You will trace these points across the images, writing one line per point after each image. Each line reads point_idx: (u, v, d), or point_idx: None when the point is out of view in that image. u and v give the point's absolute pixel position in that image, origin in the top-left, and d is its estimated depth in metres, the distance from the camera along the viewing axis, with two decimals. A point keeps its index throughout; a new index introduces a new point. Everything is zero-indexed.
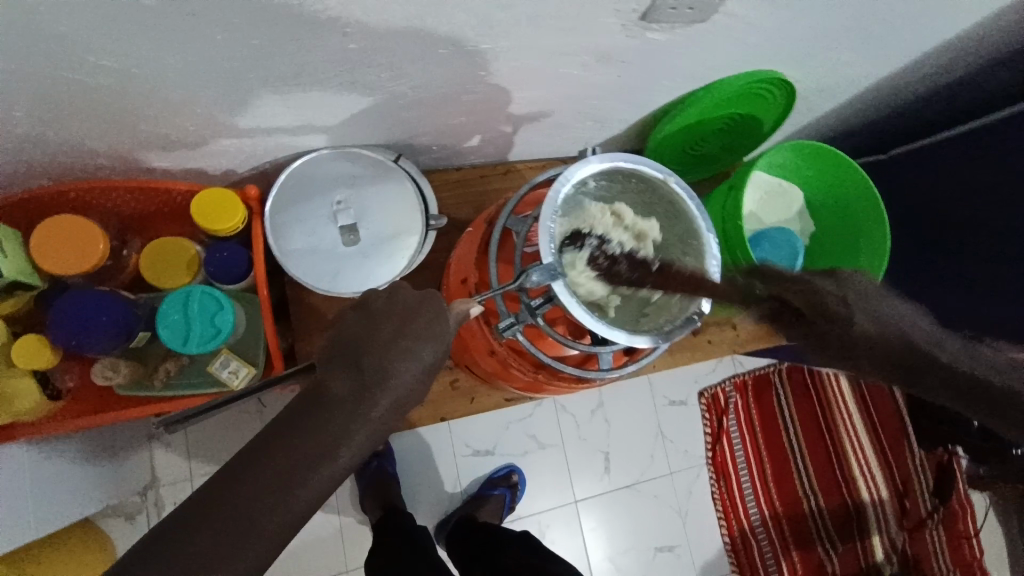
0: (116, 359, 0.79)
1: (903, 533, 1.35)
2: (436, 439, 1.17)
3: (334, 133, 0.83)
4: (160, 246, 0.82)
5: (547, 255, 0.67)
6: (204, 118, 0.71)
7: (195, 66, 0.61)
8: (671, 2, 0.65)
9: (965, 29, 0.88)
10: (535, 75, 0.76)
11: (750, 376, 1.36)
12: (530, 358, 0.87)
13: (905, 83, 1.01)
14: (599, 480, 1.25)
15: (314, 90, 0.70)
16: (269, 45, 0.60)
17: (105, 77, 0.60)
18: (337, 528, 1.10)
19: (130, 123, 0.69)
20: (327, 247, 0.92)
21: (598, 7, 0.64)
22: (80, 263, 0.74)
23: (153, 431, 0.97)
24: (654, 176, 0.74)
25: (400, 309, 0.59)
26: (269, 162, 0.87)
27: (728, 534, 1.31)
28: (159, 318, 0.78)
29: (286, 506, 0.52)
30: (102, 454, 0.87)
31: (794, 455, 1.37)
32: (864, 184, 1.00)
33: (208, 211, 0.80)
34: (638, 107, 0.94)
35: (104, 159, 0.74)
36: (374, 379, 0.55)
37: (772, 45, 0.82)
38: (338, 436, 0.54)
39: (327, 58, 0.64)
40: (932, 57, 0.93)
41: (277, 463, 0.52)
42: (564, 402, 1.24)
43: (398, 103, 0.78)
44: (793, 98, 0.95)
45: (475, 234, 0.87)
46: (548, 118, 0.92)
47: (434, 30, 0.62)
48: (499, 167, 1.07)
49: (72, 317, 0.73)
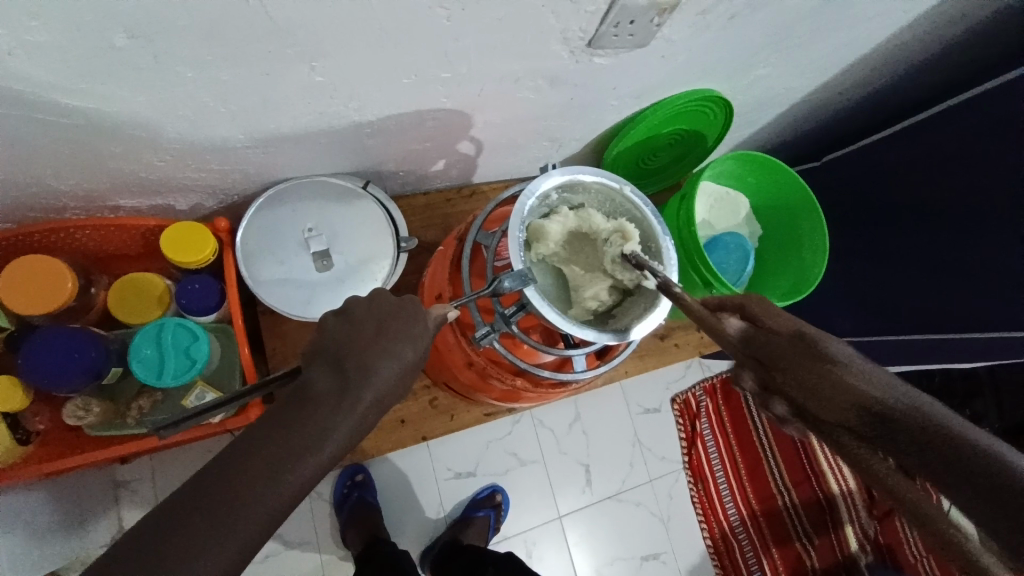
0: (87, 398, 0.80)
1: (874, 522, 1.37)
2: (416, 463, 1.17)
3: (302, 163, 0.84)
4: (128, 283, 0.83)
5: (518, 263, 0.68)
6: (171, 154, 0.71)
7: (163, 103, 0.62)
8: (612, 30, 0.68)
9: (896, 44, 0.94)
10: (492, 99, 0.79)
11: (718, 379, 1.40)
12: (509, 367, 0.83)
13: (841, 94, 1.07)
14: (582, 493, 1.27)
15: (280, 123, 0.72)
16: (235, 81, 0.61)
17: (74, 117, 0.60)
18: (319, 564, 1.09)
19: (98, 161, 0.69)
20: (299, 273, 0.92)
21: (546, 35, 0.67)
22: (46, 304, 0.75)
23: (119, 480, 0.97)
24: (613, 187, 0.76)
25: (378, 319, 0.57)
26: (238, 195, 0.88)
27: (710, 537, 1.33)
28: (132, 353, 0.77)
29: (265, 523, 0.49)
30: (70, 504, 0.86)
31: (765, 453, 1.40)
32: (800, 186, 1.04)
33: (178, 244, 0.81)
34: (593, 128, 0.97)
35: (71, 199, 0.75)
36: (356, 384, 0.53)
37: (714, 64, 0.86)
38: (315, 446, 0.51)
39: (294, 91, 0.66)
40: (867, 68, 0.99)
41: (249, 481, 0.49)
42: (541, 417, 1.26)
43: (365, 131, 0.80)
44: (732, 116, 1.00)
45: (445, 252, 0.87)
46: (509, 142, 0.94)
47: (397, 60, 0.64)
48: (464, 189, 1.09)
49: (43, 361, 0.74)
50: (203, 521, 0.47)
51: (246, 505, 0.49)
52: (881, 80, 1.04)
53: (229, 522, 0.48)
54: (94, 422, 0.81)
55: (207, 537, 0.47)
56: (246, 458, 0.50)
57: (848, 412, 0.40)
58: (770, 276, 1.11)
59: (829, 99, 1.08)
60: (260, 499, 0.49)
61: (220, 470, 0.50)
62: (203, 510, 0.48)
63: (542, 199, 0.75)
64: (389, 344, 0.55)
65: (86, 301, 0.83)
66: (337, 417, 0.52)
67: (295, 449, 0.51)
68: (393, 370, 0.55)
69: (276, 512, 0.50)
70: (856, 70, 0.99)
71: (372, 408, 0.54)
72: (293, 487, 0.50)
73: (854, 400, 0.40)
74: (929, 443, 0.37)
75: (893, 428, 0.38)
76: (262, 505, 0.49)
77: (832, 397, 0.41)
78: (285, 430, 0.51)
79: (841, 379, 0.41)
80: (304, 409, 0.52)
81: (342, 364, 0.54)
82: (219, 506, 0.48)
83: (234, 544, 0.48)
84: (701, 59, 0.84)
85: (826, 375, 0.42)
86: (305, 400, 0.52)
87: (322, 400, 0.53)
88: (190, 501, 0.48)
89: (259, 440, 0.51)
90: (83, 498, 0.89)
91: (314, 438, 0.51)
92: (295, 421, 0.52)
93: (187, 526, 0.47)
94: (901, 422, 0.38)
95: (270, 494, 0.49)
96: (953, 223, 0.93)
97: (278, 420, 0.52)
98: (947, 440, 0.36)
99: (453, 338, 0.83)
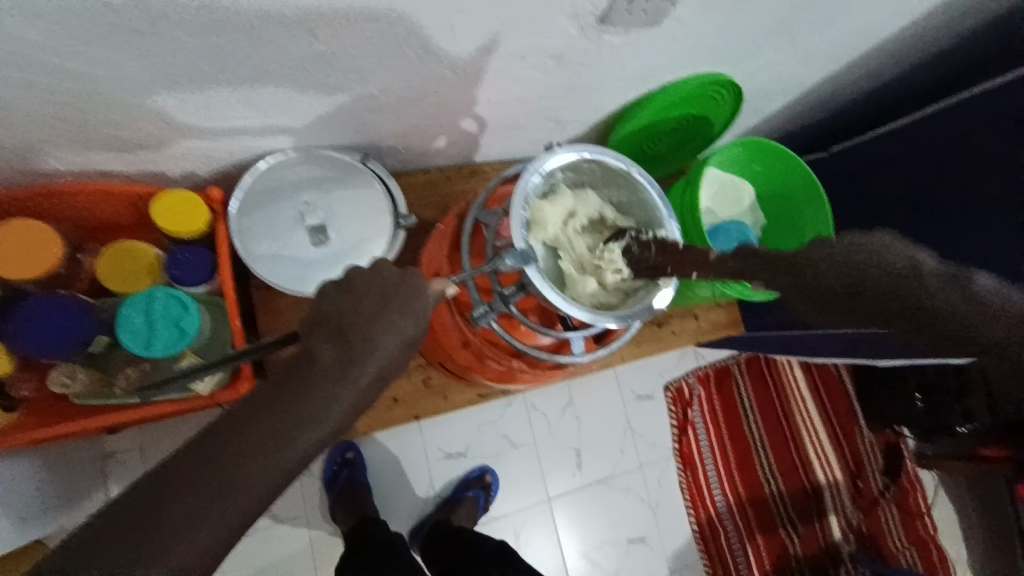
0: (74, 366, 0.79)
1: (858, 512, 1.41)
2: (409, 443, 1.17)
3: (299, 135, 0.82)
4: (118, 252, 0.81)
5: (519, 242, 0.67)
6: (165, 120, 0.69)
7: (157, 67, 0.59)
8: (625, 6, 0.66)
9: (910, 34, 0.92)
10: (497, 76, 0.76)
11: (711, 368, 1.41)
12: (504, 348, 0.83)
13: (851, 84, 1.05)
14: (572, 477, 1.27)
15: (278, 93, 0.69)
16: (231, 48, 0.59)
17: (64, 79, 0.57)
18: (309, 543, 1.09)
19: (86, 125, 0.66)
20: (295, 248, 0.91)
21: (557, 8, 0.64)
22: (34, 269, 0.73)
23: (108, 451, 0.96)
24: (619, 167, 0.74)
25: (378, 292, 0.55)
26: (232, 165, 0.86)
27: (697, 523, 1.34)
28: (121, 323, 0.76)
29: (257, 497, 0.49)
30: (58, 477, 0.85)
31: (755, 441, 1.41)
32: (805, 174, 1.03)
33: (169, 213, 0.79)
34: (598, 110, 0.95)
35: (60, 163, 0.72)
36: (351, 358, 0.52)
37: (724, 49, 0.84)
38: (314, 417, 0.51)
39: (294, 60, 0.63)
40: (880, 58, 0.97)
41: (245, 452, 0.49)
42: (535, 401, 1.26)
43: (365, 104, 0.77)
44: (741, 99, 0.97)
45: (444, 230, 0.86)
46: (512, 121, 0.92)
47: (402, 31, 0.62)
48: (464, 168, 1.07)
49: (29, 327, 0.73)
50: (195, 492, 0.47)
51: (241, 476, 0.48)
52: (891, 72, 1.02)
53: (210, 496, 0.47)
54: (82, 391, 0.79)
55: (199, 506, 0.47)
56: (238, 430, 0.50)
57: (845, 298, 0.44)
58: None
59: (838, 89, 1.06)
60: (248, 472, 0.49)
61: (218, 438, 0.49)
62: (192, 475, 0.47)
63: (547, 177, 0.74)
64: (387, 320, 0.54)
65: (74, 269, 0.81)
66: (335, 389, 0.51)
67: (287, 424, 0.50)
68: (395, 346, 0.54)
69: (269, 486, 0.49)
70: (868, 59, 0.97)
71: (373, 383, 0.53)
72: (287, 463, 0.50)
73: (855, 274, 0.43)
74: (919, 296, 0.40)
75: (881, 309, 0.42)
76: (255, 479, 0.49)
77: (842, 288, 0.44)
78: (282, 401, 0.51)
79: (851, 257, 0.44)
80: (303, 378, 0.51)
81: (338, 338, 0.53)
82: (213, 476, 0.48)
83: (226, 516, 0.48)
84: (712, 42, 0.81)
85: (842, 259, 0.44)
86: (301, 371, 0.52)
87: (321, 371, 0.52)
88: (183, 469, 0.48)
89: (255, 411, 0.50)
90: (70, 470, 0.88)
91: (311, 410, 0.51)
92: (292, 391, 0.51)
93: (179, 495, 0.47)
94: (893, 286, 0.41)
95: (265, 467, 0.49)
96: (955, 220, 0.93)
97: (276, 388, 0.51)
98: (932, 282, 0.40)
99: (450, 317, 0.82)
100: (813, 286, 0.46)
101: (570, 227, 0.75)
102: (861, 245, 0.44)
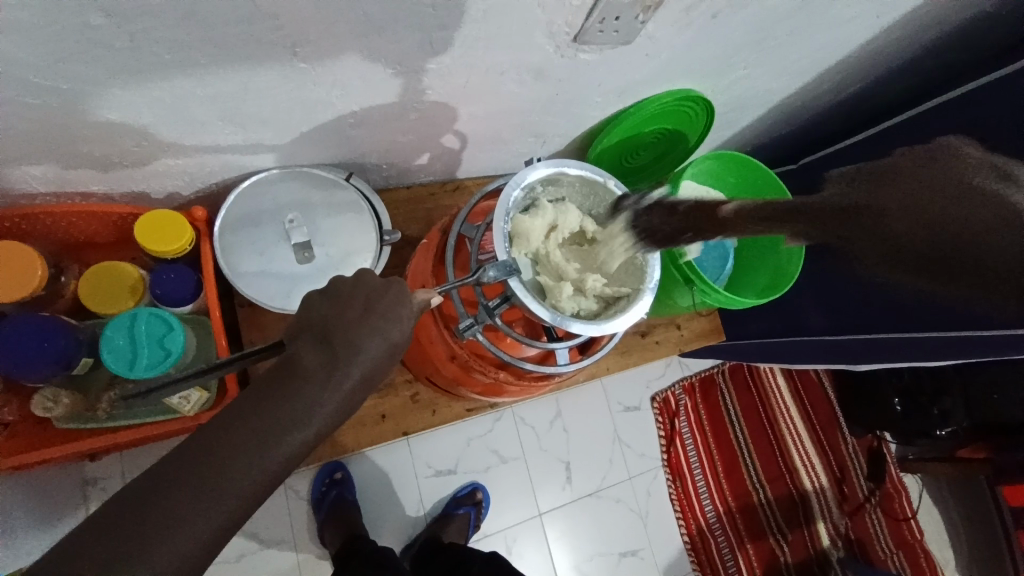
0: (57, 389, 0.78)
1: (845, 518, 1.43)
2: (397, 459, 1.16)
3: (283, 152, 0.83)
4: (100, 272, 0.81)
5: (502, 254, 0.68)
6: (148, 138, 0.70)
7: (141, 85, 0.60)
8: (598, 25, 0.69)
9: (870, 50, 0.96)
10: (478, 93, 0.79)
11: (696, 377, 1.43)
12: (491, 360, 0.83)
13: (818, 98, 1.09)
14: (562, 490, 1.27)
15: (262, 110, 0.71)
16: (216, 66, 0.60)
17: (45, 96, 0.58)
18: (296, 564, 1.08)
19: (69, 144, 0.66)
20: (280, 266, 0.91)
21: (532, 27, 0.67)
22: (15, 289, 0.73)
23: (88, 477, 0.94)
24: (598, 181, 0.76)
25: (362, 302, 0.56)
26: (216, 183, 0.86)
27: (687, 533, 1.35)
28: (102, 343, 0.75)
29: (240, 507, 0.49)
30: (37, 502, 0.82)
31: (742, 450, 1.43)
32: (776, 183, 1.06)
33: (153, 232, 0.79)
34: (577, 125, 0.98)
35: (41, 181, 0.72)
36: (339, 368, 0.53)
37: (695, 65, 0.88)
38: (300, 426, 0.51)
39: (276, 78, 0.65)
40: (845, 72, 1.02)
41: (231, 465, 0.49)
42: (523, 414, 1.26)
43: (348, 121, 0.79)
44: (713, 113, 1.01)
45: (429, 245, 0.87)
46: (494, 137, 0.94)
47: (384, 49, 0.64)
48: (447, 184, 1.09)
49: (10, 349, 0.72)
50: (182, 506, 0.47)
51: (226, 490, 0.48)
52: (854, 86, 1.07)
53: (195, 512, 0.47)
54: (63, 414, 0.78)
55: (186, 517, 0.47)
56: (219, 444, 0.49)
57: (922, 224, 0.77)
58: (749, 273, 1.12)
59: (806, 102, 1.10)
60: (234, 485, 0.48)
61: (202, 448, 0.49)
62: (175, 494, 0.47)
63: (528, 190, 0.76)
64: (372, 330, 0.54)
65: (56, 290, 0.81)
66: (322, 396, 0.52)
67: (271, 436, 0.50)
68: (378, 355, 0.54)
69: (251, 496, 0.49)
70: (833, 74, 1.01)
71: (357, 387, 0.54)
72: (270, 472, 0.50)
73: (973, 208, 0.75)
74: (959, 218, 0.76)
75: (923, 239, 0.78)
76: (240, 489, 0.49)
77: (917, 223, 0.77)
78: (268, 409, 0.51)
79: (936, 187, 0.79)
80: (290, 387, 0.52)
81: (322, 349, 0.53)
82: (197, 492, 0.47)
83: (212, 528, 0.48)
84: (683, 58, 0.85)
85: (941, 189, 0.78)
86: (285, 384, 0.52)
87: (308, 379, 0.52)
88: (168, 482, 0.48)
89: (238, 421, 0.50)
90: (51, 493, 0.86)
91: (298, 419, 0.51)
92: (279, 400, 0.51)
93: (166, 510, 0.47)
94: (954, 212, 0.76)
95: (251, 476, 0.49)
96: None
97: (262, 398, 0.51)
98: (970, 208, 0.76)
99: (436, 331, 0.83)
100: (889, 214, 0.79)
101: (550, 239, 0.76)
102: (954, 156, 0.86)
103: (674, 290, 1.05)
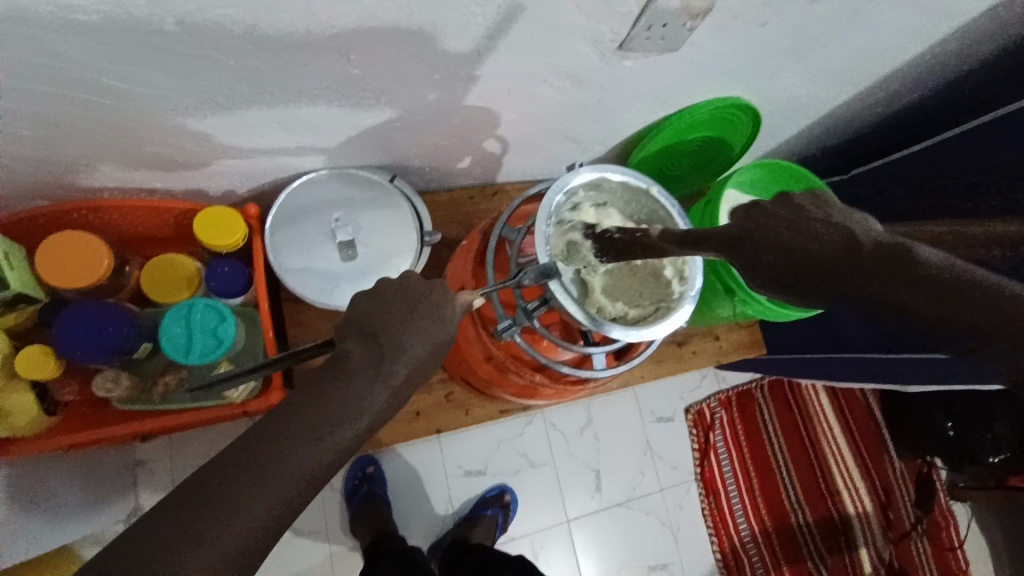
0: (117, 372, 0.83)
1: (890, 545, 1.37)
2: (428, 458, 1.18)
3: (331, 155, 0.86)
4: (161, 264, 0.86)
5: (542, 257, 0.69)
6: (207, 140, 0.73)
7: (201, 90, 0.63)
8: (644, 33, 0.69)
9: (927, 60, 0.93)
10: (520, 98, 0.80)
11: (733, 391, 1.39)
12: (527, 362, 0.84)
13: (872, 107, 1.05)
14: (591, 498, 1.26)
15: (312, 115, 0.74)
16: (277, 71, 0.63)
17: (115, 98, 0.62)
18: (327, 556, 1.10)
19: (136, 143, 0.70)
20: (325, 263, 0.95)
21: (578, 34, 0.68)
22: (84, 277, 0.78)
23: (138, 459, 0.99)
24: (640, 187, 0.77)
25: (406, 299, 0.58)
26: (269, 183, 0.90)
27: (720, 551, 1.31)
28: (161, 332, 0.79)
29: (284, 494, 0.50)
30: (89, 478, 0.88)
31: (780, 469, 1.38)
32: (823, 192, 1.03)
33: (211, 227, 0.83)
34: (619, 131, 0.97)
35: (109, 179, 0.77)
36: (386, 362, 0.54)
37: (741, 73, 0.86)
38: (346, 417, 0.52)
39: (329, 85, 0.68)
40: (900, 82, 0.98)
41: (278, 456, 0.50)
42: (554, 419, 1.26)
43: (394, 125, 0.81)
44: (759, 122, 0.99)
45: (468, 247, 0.88)
46: (536, 141, 0.95)
47: (429, 57, 0.66)
48: (487, 188, 1.11)
49: (77, 332, 0.77)
50: (232, 490, 0.49)
51: (270, 480, 0.50)
52: (911, 96, 1.03)
53: (241, 496, 0.49)
54: (122, 396, 0.83)
55: (239, 498, 0.49)
56: (265, 435, 0.51)
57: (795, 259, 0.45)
58: None
59: (858, 113, 1.07)
60: (275, 473, 0.50)
61: (255, 434, 0.51)
62: (224, 479, 0.49)
63: (570, 195, 0.76)
64: (414, 326, 0.56)
65: (119, 281, 0.86)
66: (366, 388, 0.53)
67: (316, 427, 0.52)
68: (417, 353, 0.55)
69: (292, 481, 0.51)
70: (888, 82, 0.98)
71: (402, 384, 0.55)
72: (310, 460, 0.51)
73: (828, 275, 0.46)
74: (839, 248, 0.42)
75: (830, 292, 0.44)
76: (285, 477, 0.50)
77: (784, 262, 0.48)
78: (315, 402, 0.52)
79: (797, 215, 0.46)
80: (336, 378, 0.53)
81: (365, 347, 0.55)
82: (242, 479, 0.49)
83: (258, 516, 0.49)
84: (730, 65, 0.84)
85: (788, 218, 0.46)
86: (327, 379, 0.53)
87: (354, 371, 0.54)
88: (218, 469, 0.50)
89: (289, 408, 0.52)
90: (97, 478, 0.90)
91: (346, 410, 0.52)
92: (324, 395, 0.52)
93: (210, 495, 0.48)
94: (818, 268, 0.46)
95: (296, 464, 0.51)
96: None
97: (307, 394, 0.53)
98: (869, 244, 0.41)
99: (474, 331, 0.84)
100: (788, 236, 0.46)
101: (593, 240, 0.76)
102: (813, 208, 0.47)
103: (714, 300, 1.04)
